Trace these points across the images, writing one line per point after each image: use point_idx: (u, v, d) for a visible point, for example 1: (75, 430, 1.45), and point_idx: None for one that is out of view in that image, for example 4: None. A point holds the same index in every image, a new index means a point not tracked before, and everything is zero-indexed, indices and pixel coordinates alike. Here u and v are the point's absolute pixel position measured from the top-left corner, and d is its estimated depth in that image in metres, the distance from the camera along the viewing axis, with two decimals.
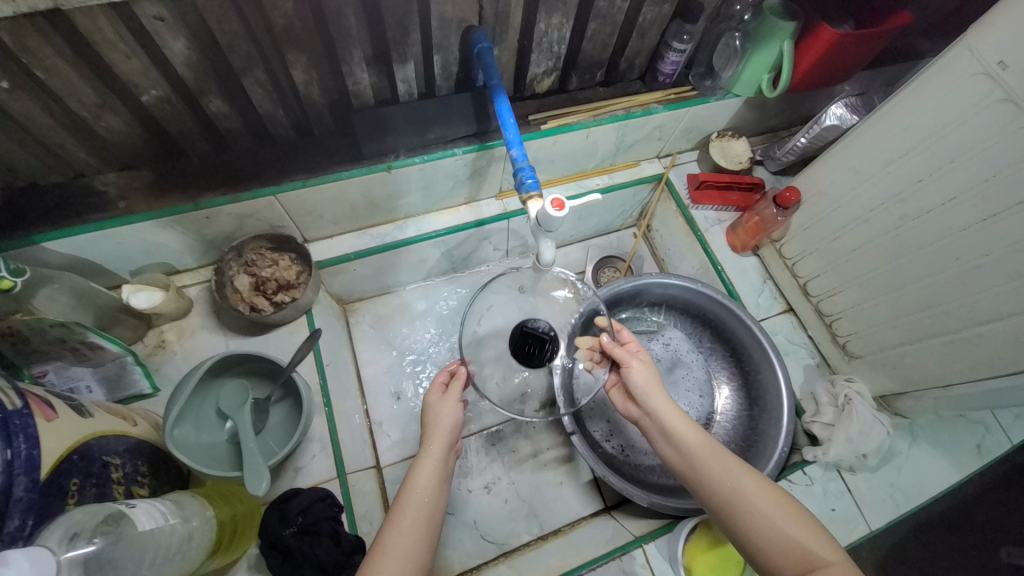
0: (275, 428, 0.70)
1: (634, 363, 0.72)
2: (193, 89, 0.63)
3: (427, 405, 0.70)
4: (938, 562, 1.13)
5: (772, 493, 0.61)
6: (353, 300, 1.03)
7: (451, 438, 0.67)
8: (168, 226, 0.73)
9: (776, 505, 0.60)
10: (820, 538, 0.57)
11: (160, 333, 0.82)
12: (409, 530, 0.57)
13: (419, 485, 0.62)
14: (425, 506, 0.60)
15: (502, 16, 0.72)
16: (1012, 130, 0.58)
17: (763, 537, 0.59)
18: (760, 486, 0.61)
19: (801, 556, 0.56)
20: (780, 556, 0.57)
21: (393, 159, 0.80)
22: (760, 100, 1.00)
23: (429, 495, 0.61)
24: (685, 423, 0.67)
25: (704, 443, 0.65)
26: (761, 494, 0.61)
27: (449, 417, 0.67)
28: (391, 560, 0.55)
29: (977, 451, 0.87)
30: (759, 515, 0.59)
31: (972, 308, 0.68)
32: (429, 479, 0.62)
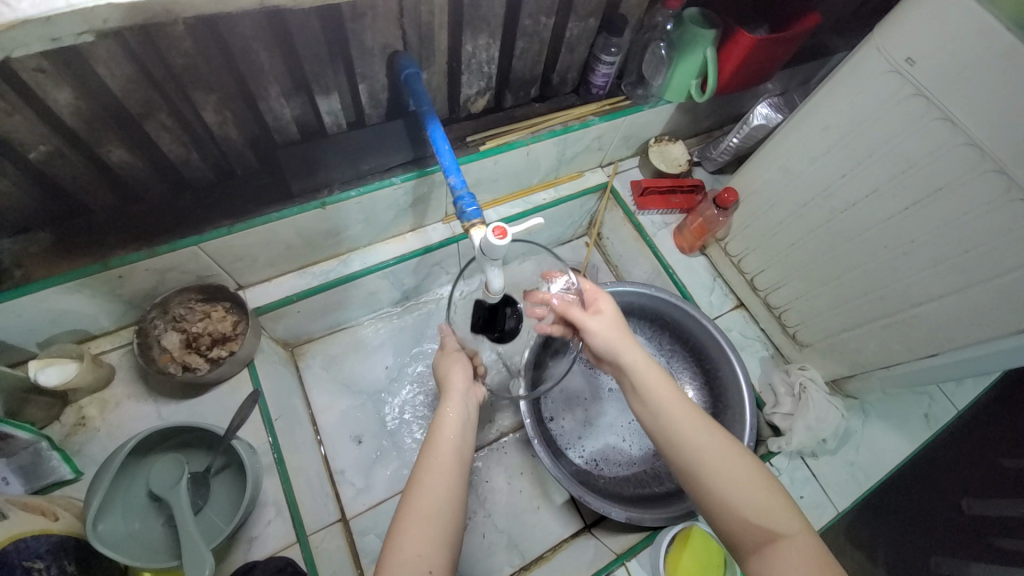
0: (219, 501, 0.64)
1: (592, 322, 0.68)
2: (89, 140, 0.57)
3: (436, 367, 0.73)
4: (907, 521, 1.20)
5: (740, 462, 0.58)
6: (301, 343, 0.97)
7: (467, 388, 0.70)
8: (76, 291, 0.66)
9: (739, 475, 0.57)
10: (782, 506, 0.55)
11: (78, 409, 0.73)
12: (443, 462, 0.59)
13: (445, 425, 0.63)
14: (456, 438, 0.62)
15: (426, 40, 0.70)
16: (923, 122, 0.61)
17: (727, 506, 0.56)
18: (724, 453, 0.58)
19: (763, 526, 0.54)
20: (743, 527, 0.55)
21: (327, 194, 0.76)
22: (691, 105, 1.03)
23: (457, 429, 0.63)
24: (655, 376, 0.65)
25: (674, 407, 0.62)
26: (725, 464, 0.57)
27: (457, 369, 0.71)
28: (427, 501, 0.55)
29: (924, 421, 0.91)
30: (724, 487, 0.56)
31: (903, 292, 0.71)
32: (455, 418, 0.64)
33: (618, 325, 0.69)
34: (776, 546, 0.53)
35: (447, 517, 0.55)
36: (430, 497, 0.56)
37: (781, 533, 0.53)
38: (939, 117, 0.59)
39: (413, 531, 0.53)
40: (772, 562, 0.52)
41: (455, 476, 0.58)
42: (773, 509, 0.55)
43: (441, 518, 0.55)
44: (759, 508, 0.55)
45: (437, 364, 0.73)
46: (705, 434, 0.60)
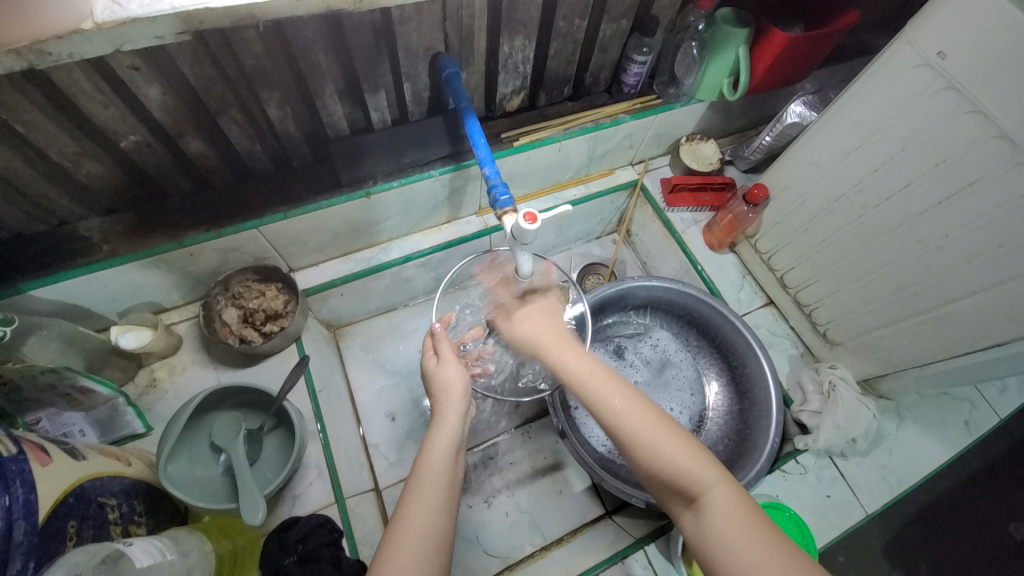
0: (269, 457, 0.70)
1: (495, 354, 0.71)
2: (171, 132, 0.66)
3: (429, 375, 0.71)
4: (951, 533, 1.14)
5: (662, 429, 0.60)
6: (342, 325, 1.04)
7: (462, 399, 0.68)
8: (153, 265, 0.74)
9: (663, 436, 0.59)
10: (703, 462, 0.57)
11: (151, 372, 0.82)
12: (430, 495, 0.58)
13: (436, 448, 0.63)
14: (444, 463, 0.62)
15: (467, 43, 0.75)
16: (957, 115, 0.61)
17: (653, 466, 0.59)
18: (646, 420, 0.61)
19: (690, 485, 0.56)
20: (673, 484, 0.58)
21: (371, 185, 0.82)
22: (723, 104, 1.04)
23: (447, 455, 0.63)
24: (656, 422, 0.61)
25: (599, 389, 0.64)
26: (648, 427, 0.60)
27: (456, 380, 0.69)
28: (411, 531, 0.55)
29: (964, 427, 0.88)
30: (648, 447, 0.59)
31: (938, 288, 0.70)
32: (445, 442, 0.64)
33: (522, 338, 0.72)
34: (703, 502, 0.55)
35: (441, 548, 0.56)
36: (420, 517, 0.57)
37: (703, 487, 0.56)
38: (973, 110, 0.59)
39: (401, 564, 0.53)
40: (703, 518, 0.55)
41: (442, 510, 0.58)
42: (698, 465, 0.57)
43: (430, 550, 0.55)
44: (682, 462, 0.57)
45: (433, 375, 0.70)
46: (624, 402, 0.62)
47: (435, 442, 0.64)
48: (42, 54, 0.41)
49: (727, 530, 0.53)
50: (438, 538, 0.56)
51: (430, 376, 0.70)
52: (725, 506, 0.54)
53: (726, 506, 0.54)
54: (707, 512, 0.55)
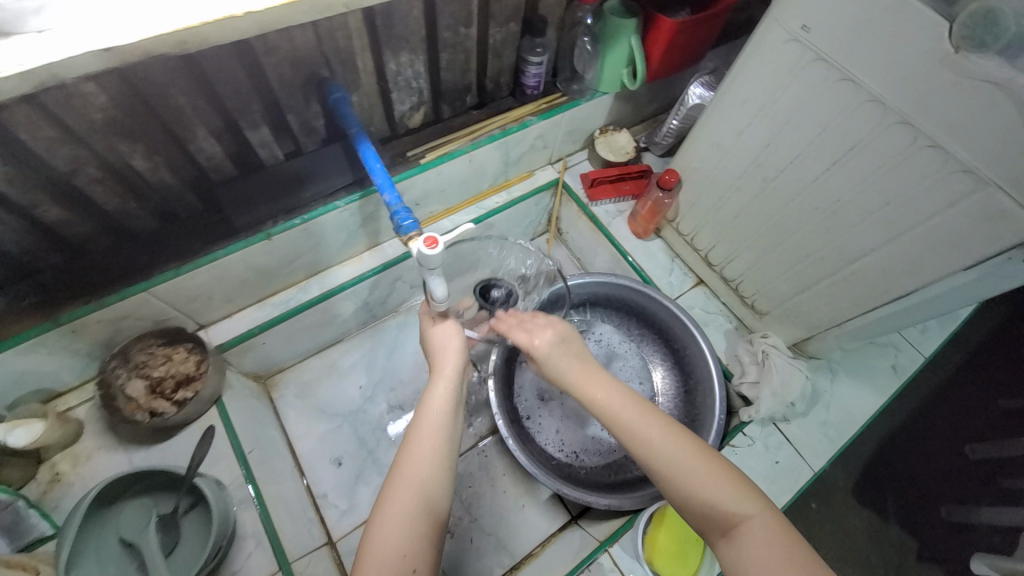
0: (191, 540, 0.64)
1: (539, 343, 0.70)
2: (21, 204, 0.59)
3: (426, 342, 0.69)
4: (909, 465, 1.21)
5: (707, 461, 0.57)
6: (273, 374, 0.98)
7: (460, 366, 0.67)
8: (31, 350, 0.67)
9: (706, 469, 0.57)
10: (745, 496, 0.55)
11: (52, 466, 0.74)
12: (428, 454, 0.58)
13: (435, 409, 0.62)
14: (441, 423, 0.61)
15: (348, 65, 0.72)
16: (828, 84, 0.63)
17: (689, 491, 0.56)
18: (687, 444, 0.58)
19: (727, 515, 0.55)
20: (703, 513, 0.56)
21: (272, 226, 0.77)
22: (629, 93, 1.05)
23: (445, 412, 0.62)
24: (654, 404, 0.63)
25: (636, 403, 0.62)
26: (690, 456, 0.57)
27: (453, 345, 0.68)
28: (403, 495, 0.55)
29: (892, 372, 0.93)
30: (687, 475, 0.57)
31: (840, 250, 0.73)
32: (444, 404, 0.63)
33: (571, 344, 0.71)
34: (738, 534, 0.53)
35: (434, 506, 0.56)
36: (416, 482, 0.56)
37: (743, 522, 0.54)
38: (841, 78, 0.61)
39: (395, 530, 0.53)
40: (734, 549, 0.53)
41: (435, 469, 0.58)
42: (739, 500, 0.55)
43: (421, 513, 0.55)
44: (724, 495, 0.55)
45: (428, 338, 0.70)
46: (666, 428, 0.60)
47: (432, 404, 0.62)
48: None
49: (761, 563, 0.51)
50: (433, 502, 0.56)
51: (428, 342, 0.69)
52: (764, 540, 0.52)
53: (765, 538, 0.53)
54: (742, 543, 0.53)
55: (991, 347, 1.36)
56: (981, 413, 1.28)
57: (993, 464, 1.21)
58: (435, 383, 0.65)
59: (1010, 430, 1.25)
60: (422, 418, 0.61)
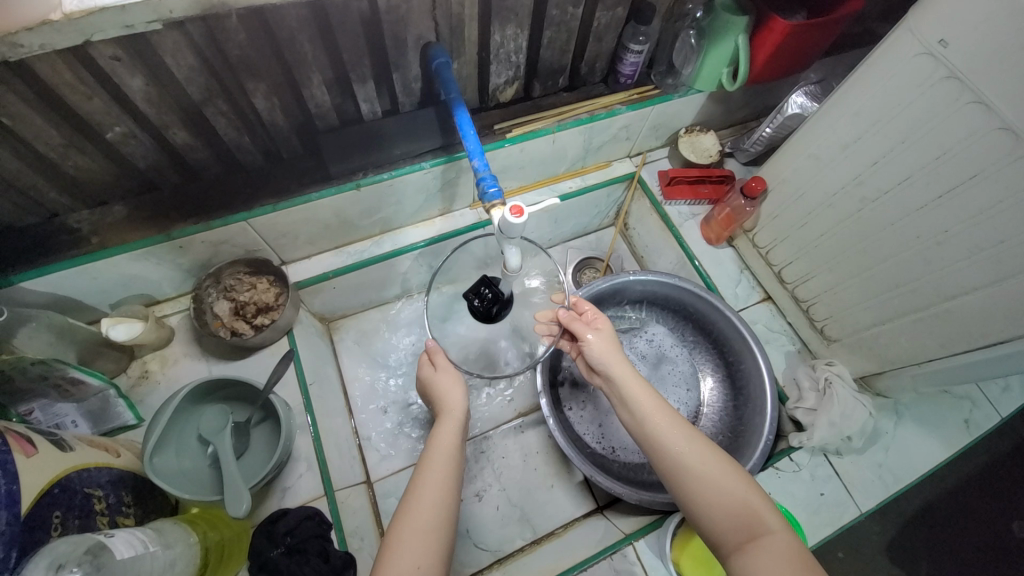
0: (256, 450, 0.71)
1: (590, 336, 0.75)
2: (155, 123, 0.65)
3: (427, 385, 0.77)
4: (952, 532, 1.14)
5: (724, 469, 0.60)
6: (336, 318, 1.04)
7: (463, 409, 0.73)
8: (144, 258, 0.74)
9: (724, 474, 0.60)
10: (765, 509, 0.57)
11: (143, 364, 0.83)
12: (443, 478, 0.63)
13: (444, 442, 0.67)
14: (452, 454, 0.66)
15: (457, 31, 0.74)
16: (958, 106, 0.58)
17: (706, 503, 0.59)
18: (702, 450, 0.62)
19: (745, 526, 0.56)
20: (722, 522, 0.57)
21: (362, 177, 0.81)
22: (723, 94, 1.01)
23: (453, 447, 0.67)
24: (662, 412, 0.66)
25: (655, 412, 0.66)
26: (704, 458, 0.61)
27: (453, 390, 0.75)
28: (423, 506, 0.60)
29: (964, 426, 0.86)
30: (706, 479, 0.60)
31: (937, 285, 0.68)
32: (451, 439, 0.68)
33: (612, 341, 0.76)
34: (756, 544, 0.54)
35: (445, 528, 0.59)
36: (429, 507, 0.60)
37: (765, 533, 0.55)
38: (974, 100, 0.57)
39: (415, 544, 0.57)
40: (750, 560, 0.54)
41: (445, 492, 0.62)
42: (754, 508, 0.57)
43: (437, 531, 0.59)
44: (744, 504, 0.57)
45: (432, 383, 0.76)
46: (684, 434, 0.63)
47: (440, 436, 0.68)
48: (14, 46, 0.44)
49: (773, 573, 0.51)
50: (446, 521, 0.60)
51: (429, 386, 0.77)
52: (781, 550, 0.53)
53: (778, 556, 0.53)
54: (756, 554, 0.54)
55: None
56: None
57: None
58: (442, 421, 0.71)
59: None
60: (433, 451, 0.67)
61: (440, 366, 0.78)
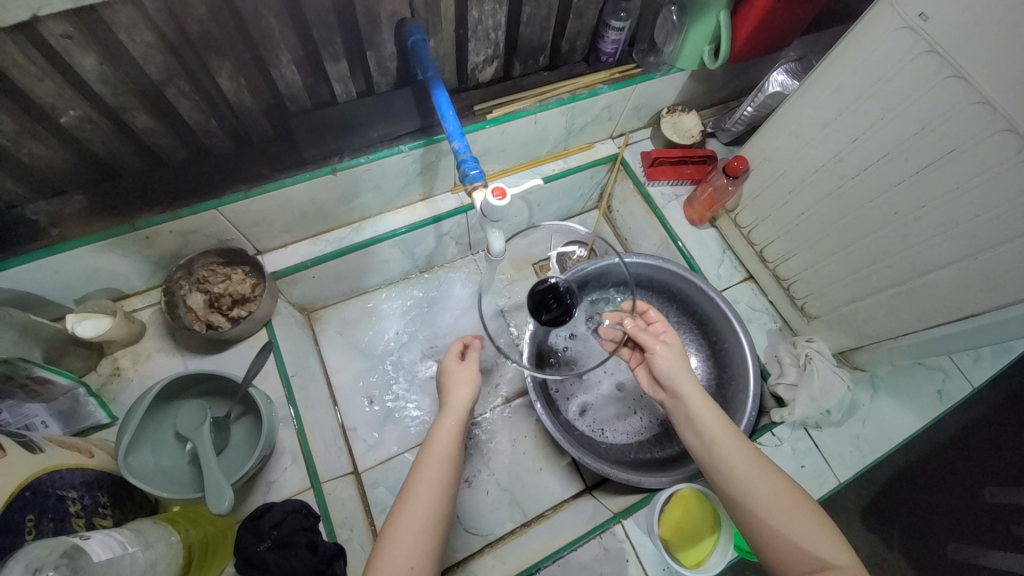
0: (238, 444, 0.70)
1: (660, 348, 0.74)
2: (115, 107, 0.61)
3: (444, 376, 0.73)
4: (921, 498, 1.19)
5: (790, 499, 0.60)
6: (316, 308, 1.02)
7: (468, 408, 0.69)
8: (109, 250, 0.71)
9: (791, 507, 0.60)
10: (832, 542, 0.57)
11: (114, 361, 0.80)
12: (434, 481, 0.61)
13: (441, 442, 0.65)
14: (451, 455, 0.64)
15: (433, 6, 0.71)
16: (936, 81, 0.59)
17: (772, 531, 0.59)
18: (769, 480, 0.62)
19: (809, 557, 0.56)
20: (786, 552, 0.58)
21: (338, 161, 0.79)
22: (705, 73, 1.00)
23: (452, 446, 0.65)
24: (730, 439, 0.66)
25: (721, 439, 0.66)
26: (773, 489, 0.61)
27: (464, 391, 0.70)
28: (414, 504, 0.59)
29: (936, 397, 0.89)
30: (772, 510, 0.60)
31: (913, 260, 0.70)
32: (452, 438, 0.65)
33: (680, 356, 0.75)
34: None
35: (437, 533, 0.58)
36: (422, 507, 0.59)
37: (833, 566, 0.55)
38: (952, 75, 0.57)
39: (404, 546, 0.56)
40: None
41: (441, 493, 0.61)
42: (821, 543, 0.57)
43: (427, 535, 0.57)
44: (809, 538, 0.57)
45: (447, 377, 0.72)
46: (752, 462, 0.64)
47: (438, 436, 0.65)
48: None
49: None
50: (439, 522, 0.59)
51: (445, 378, 0.72)
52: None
53: None
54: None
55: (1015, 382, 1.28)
56: (1004, 457, 1.22)
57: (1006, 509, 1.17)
58: (442, 421, 0.67)
59: None
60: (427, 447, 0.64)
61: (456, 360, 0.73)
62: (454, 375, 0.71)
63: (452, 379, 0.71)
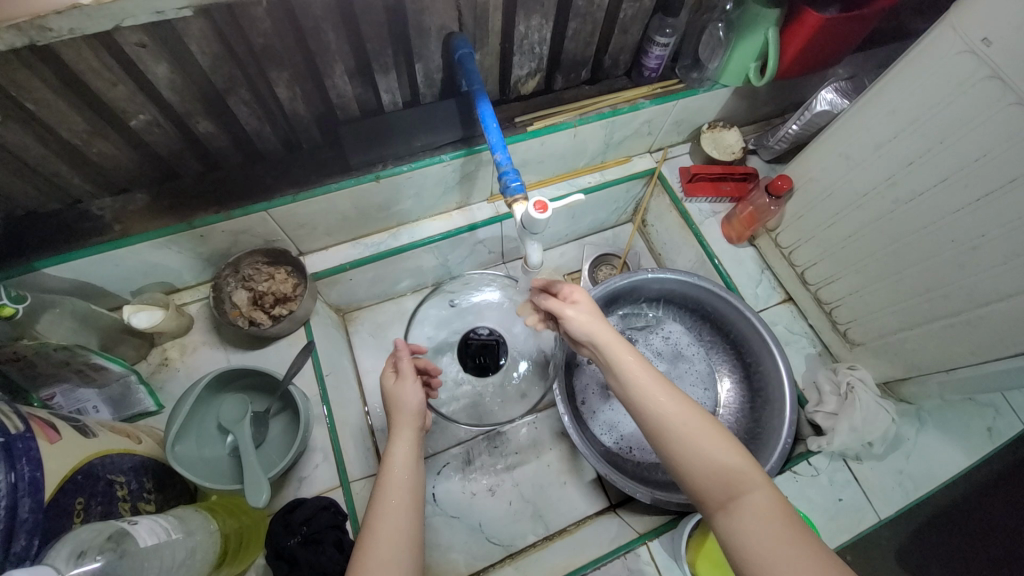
0: (274, 440, 0.72)
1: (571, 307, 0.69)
2: (180, 112, 0.65)
3: (388, 393, 0.70)
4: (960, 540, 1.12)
5: (706, 429, 0.58)
6: (351, 310, 1.04)
7: (416, 420, 0.68)
8: (166, 246, 0.75)
9: (710, 438, 0.58)
10: (746, 466, 0.57)
11: (163, 351, 0.84)
12: (395, 518, 0.58)
13: (398, 469, 0.63)
14: (410, 480, 0.62)
15: (481, 22, 0.72)
16: (1002, 106, 0.56)
17: (687, 466, 0.57)
18: (689, 416, 0.59)
19: (727, 486, 0.56)
20: (706, 481, 0.56)
21: (382, 168, 0.81)
22: (749, 89, 0.99)
23: (409, 472, 0.63)
24: (647, 376, 0.62)
25: (638, 375, 0.62)
26: (691, 424, 0.59)
27: (411, 403, 0.68)
28: (377, 543, 0.56)
29: (987, 434, 0.84)
30: (690, 445, 0.58)
31: (969, 291, 0.67)
32: (407, 459, 0.64)
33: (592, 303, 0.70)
34: (739, 505, 0.55)
35: (405, 568, 0.55)
36: (386, 548, 0.56)
37: (746, 494, 0.55)
38: (1018, 101, 0.54)
39: None
40: (734, 521, 0.54)
41: (408, 525, 0.59)
42: (740, 470, 0.56)
43: (392, 574, 0.54)
44: (727, 467, 0.56)
45: (392, 395, 0.70)
46: (669, 400, 0.60)
47: (393, 464, 0.64)
48: (42, 29, 0.45)
49: (756, 536, 0.52)
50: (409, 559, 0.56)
51: (389, 393, 0.70)
52: (763, 511, 0.54)
53: (762, 516, 0.53)
54: (743, 512, 0.54)
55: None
56: None
57: None
58: (395, 442, 0.66)
59: None
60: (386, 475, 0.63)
61: (404, 373, 0.70)
62: (402, 397, 0.69)
63: (401, 399, 0.68)
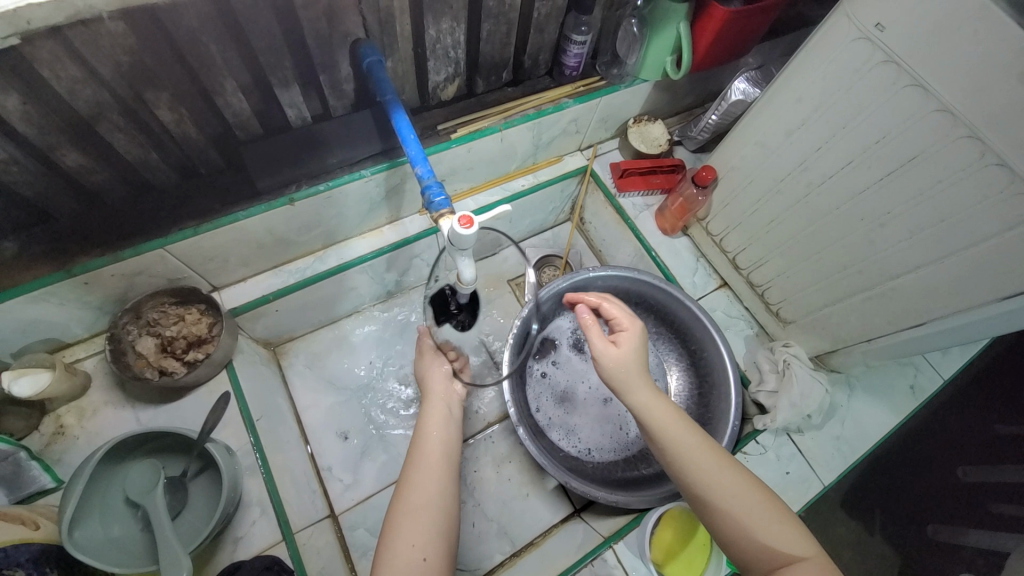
0: (196, 506, 0.65)
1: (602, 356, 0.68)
2: (41, 146, 0.56)
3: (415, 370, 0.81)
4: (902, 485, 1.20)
5: (750, 494, 0.59)
6: (282, 342, 0.97)
7: (448, 389, 0.77)
8: (43, 300, 0.65)
9: (755, 503, 0.59)
10: (794, 533, 0.57)
11: (57, 419, 0.73)
12: (434, 466, 0.66)
13: (434, 419, 0.72)
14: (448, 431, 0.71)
15: (388, 27, 0.68)
16: (896, 89, 0.59)
17: (735, 533, 0.58)
18: (735, 480, 0.60)
19: (773, 553, 0.56)
20: (750, 547, 0.57)
21: (295, 190, 0.74)
22: (668, 83, 1.01)
23: (447, 424, 0.72)
24: (693, 440, 0.63)
25: (680, 438, 0.63)
26: (738, 489, 0.59)
27: (437, 375, 0.78)
28: (417, 491, 0.63)
29: (910, 392, 0.91)
30: (738, 512, 0.58)
31: (882, 265, 0.71)
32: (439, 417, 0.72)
33: (633, 356, 0.69)
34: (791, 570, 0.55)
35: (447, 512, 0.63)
36: (423, 494, 0.63)
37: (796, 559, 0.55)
38: (909, 84, 0.57)
39: (409, 526, 0.60)
40: None
41: (445, 476, 0.66)
42: (787, 537, 0.57)
43: (433, 519, 0.61)
44: (774, 533, 0.57)
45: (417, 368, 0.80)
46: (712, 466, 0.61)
47: (430, 417, 0.73)
48: None
49: None
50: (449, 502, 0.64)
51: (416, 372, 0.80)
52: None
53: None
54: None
55: (999, 364, 1.28)
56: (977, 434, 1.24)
57: (984, 487, 1.18)
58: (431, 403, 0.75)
59: (1009, 453, 1.21)
60: (424, 432, 0.71)
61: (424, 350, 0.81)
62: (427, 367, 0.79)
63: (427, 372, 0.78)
